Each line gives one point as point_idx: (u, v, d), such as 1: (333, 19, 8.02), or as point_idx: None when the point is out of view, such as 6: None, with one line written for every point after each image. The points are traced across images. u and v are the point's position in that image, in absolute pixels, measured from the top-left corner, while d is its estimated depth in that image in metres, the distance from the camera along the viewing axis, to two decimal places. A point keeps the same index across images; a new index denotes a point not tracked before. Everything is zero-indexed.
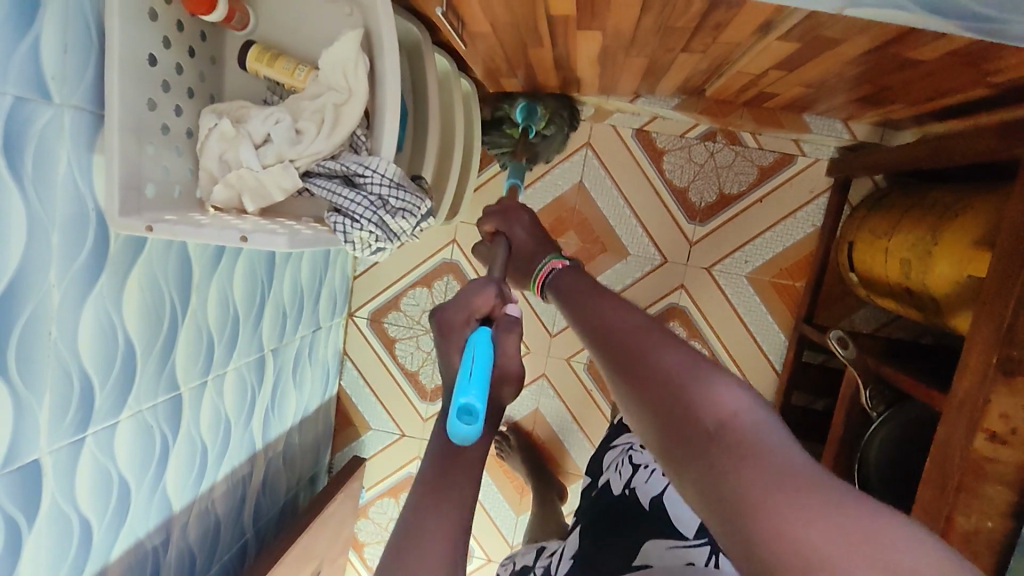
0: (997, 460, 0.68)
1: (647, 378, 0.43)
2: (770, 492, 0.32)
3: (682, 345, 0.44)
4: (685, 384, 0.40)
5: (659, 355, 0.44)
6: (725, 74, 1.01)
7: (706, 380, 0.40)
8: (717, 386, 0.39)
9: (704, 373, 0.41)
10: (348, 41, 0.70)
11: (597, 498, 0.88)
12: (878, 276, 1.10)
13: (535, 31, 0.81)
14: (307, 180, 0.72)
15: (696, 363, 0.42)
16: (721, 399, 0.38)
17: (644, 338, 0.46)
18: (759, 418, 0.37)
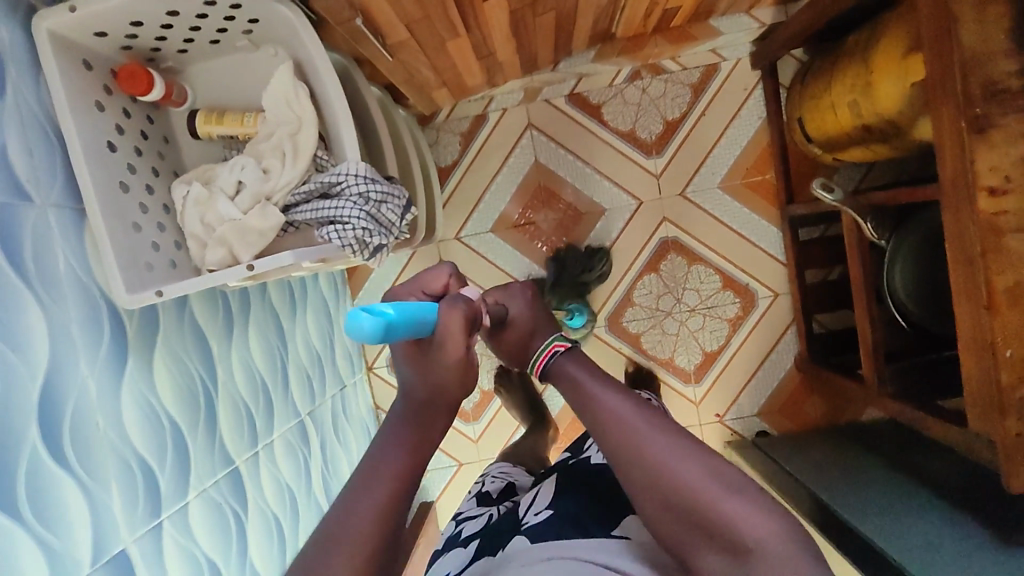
0: (1006, 212, 0.70)
1: (671, 494, 0.45)
2: None
3: (696, 449, 0.47)
4: (711, 504, 0.44)
5: (671, 460, 0.46)
6: (627, 5, 1.07)
7: (732, 500, 0.44)
8: (742, 514, 0.44)
9: (725, 492, 0.44)
10: (283, 73, 0.74)
11: (580, 466, 0.86)
12: (835, 132, 1.15)
13: (454, 23, 0.84)
14: (290, 213, 0.75)
15: (710, 479, 0.45)
16: (754, 532, 0.43)
17: (643, 436, 0.48)
18: (784, 540, 0.43)
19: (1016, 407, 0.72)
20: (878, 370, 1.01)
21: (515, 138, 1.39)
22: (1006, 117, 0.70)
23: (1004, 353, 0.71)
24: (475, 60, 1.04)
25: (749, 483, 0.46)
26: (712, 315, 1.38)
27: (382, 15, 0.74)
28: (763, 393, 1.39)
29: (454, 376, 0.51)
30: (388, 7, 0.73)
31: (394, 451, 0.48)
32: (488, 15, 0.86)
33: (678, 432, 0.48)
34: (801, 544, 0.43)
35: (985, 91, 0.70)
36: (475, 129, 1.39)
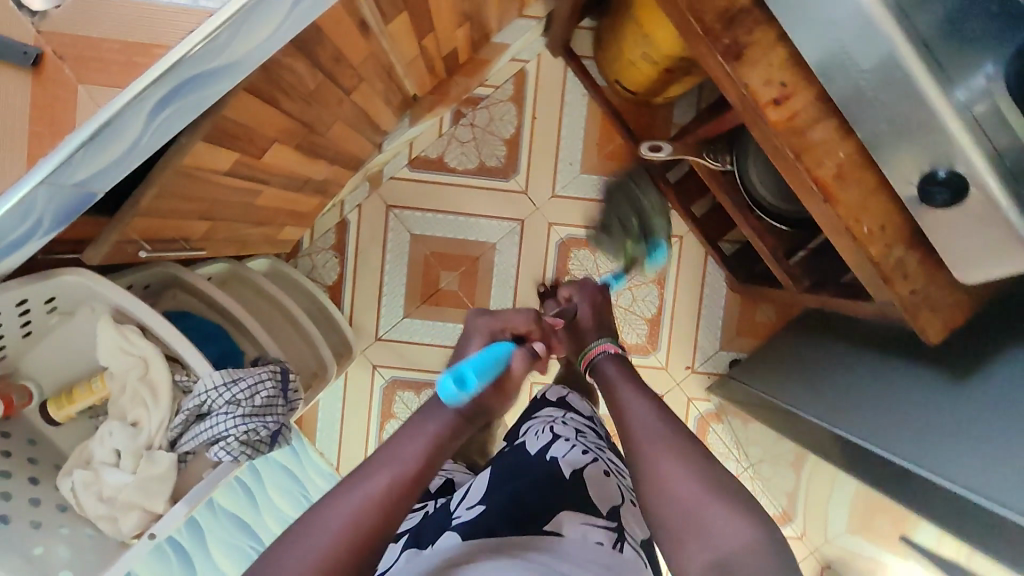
0: (796, 113, 0.73)
1: (677, 497, 0.54)
2: None
3: (701, 464, 0.55)
4: (699, 513, 0.52)
5: (672, 470, 0.55)
6: (406, 73, 1.08)
7: (711, 511, 0.52)
8: (721, 521, 0.51)
9: (712, 505, 0.52)
10: (102, 329, 0.72)
11: (512, 457, 0.82)
12: (649, 80, 1.18)
13: (244, 186, 0.84)
14: (179, 446, 0.74)
15: (701, 488, 0.54)
16: (728, 531, 0.51)
17: (660, 453, 0.56)
18: (766, 546, 0.50)
19: (897, 271, 0.75)
20: (789, 272, 1.03)
21: (383, 226, 1.39)
22: (752, 32, 0.72)
23: (863, 231, 0.74)
24: (293, 195, 1.04)
25: (742, 500, 0.53)
26: (637, 284, 1.41)
27: (165, 226, 0.73)
28: (716, 326, 1.42)
29: (505, 398, 0.59)
30: (166, 217, 0.72)
31: (416, 433, 0.53)
32: (274, 161, 0.86)
33: (686, 441, 0.57)
34: (775, 553, 0.50)
35: (722, 20, 0.72)
36: (343, 236, 1.39)
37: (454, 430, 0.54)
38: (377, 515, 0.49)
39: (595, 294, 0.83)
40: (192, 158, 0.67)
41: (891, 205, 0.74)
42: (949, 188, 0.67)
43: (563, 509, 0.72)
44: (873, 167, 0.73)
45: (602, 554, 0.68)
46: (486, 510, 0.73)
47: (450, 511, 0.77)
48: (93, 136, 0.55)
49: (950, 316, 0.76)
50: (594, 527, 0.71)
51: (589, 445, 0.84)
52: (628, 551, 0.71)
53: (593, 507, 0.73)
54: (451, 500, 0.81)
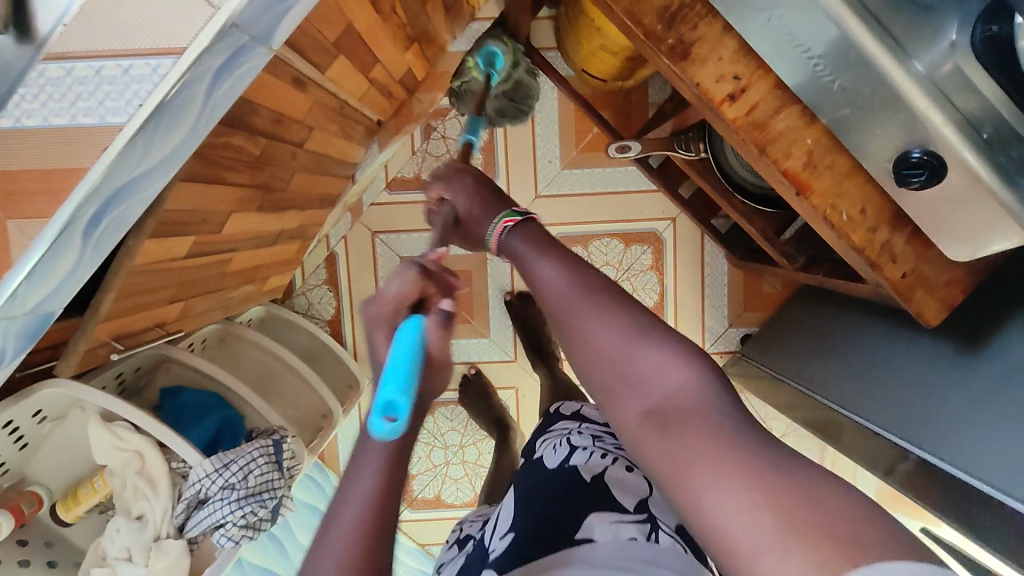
0: (755, 106, 0.67)
1: (603, 352, 0.46)
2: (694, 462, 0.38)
3: (632, 321, 0.47)
4: (631, 358, 0.45)
5: (598, 321, 0.47)
6: (362, 107, 1.04)
7: (644, 353, 0.45)
8: (653, 354, 0.44)
9: (646, 343, 0.45)
10: (93, 430, 0.73)
11: (531, 475, 0.70)
12: (614, 68, 1.12)
13: (211, 259, 0.83)
14: (187, 532, 0.75)
15: (634, 330, 0.46)
16: (667, 374, 0.43)
17: (631, 347, 0.45)
18: (694, 383, 0.43)
19: (885, 255, 0.70)
20: (783, 251, 0.99)
21: (371, 252, 1.39)
22: (697, 26, 0.66)
23: (842, 220, 0.69)
24: (268, 249, 1.03)
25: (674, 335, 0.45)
26: (635, 273, 1.37)
27: (131, 322, 0.73)
28: (722, 305, 1.37)
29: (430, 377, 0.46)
30: (132, 314, 0.72)
31: (367, 443, 0.42)
32: (236, 228, 0.85)
33: (636, 311, 0.47)
34: (726, 399, 0.42)
35: (663, 19, 0.65)
36: (333, 269, 1.39)
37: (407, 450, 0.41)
38: (377, 516, 0.40)
39: (473, 187, 0.66)
40: (143, 257, 0.67)
41: (871, 187, 0.69)
42: (927, 169, 0.62)
43: (591, 512, 0.60)
44: (846, 150, 0.68)
45: (641, 550, 0.55)
46: (519, 535, 0.62)
47: (486, 542, 0.66)
48: (31, 268, 0.55)
49: (948, 294, 0.72)
50: (626, 521, 0.59)
51: (607, 446, 0.71)
52: (666, 540, 0.58)
53: (622, 504, 0.62)
54: (485, 533, 0.69)
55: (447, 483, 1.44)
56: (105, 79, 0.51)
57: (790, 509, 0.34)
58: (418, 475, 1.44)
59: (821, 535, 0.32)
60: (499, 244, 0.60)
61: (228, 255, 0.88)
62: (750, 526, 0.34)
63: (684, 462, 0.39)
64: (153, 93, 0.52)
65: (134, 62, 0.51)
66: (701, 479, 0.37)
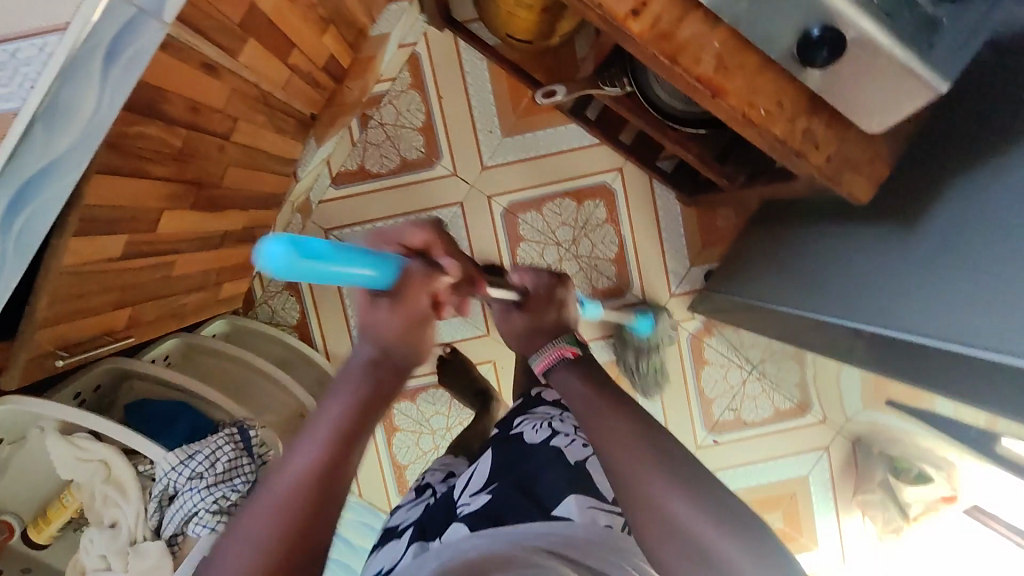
0: (657, 16, 0.68)
1: (685, 536, 0.43)
2: None
3: (706, 495, 0.45)
4: (717, 556, 0.42)
5: (680, 509, 0.44)
6: (288, 97, 1.04)
7: (726, 544, 0.43)
8: (738, 555, 0.42)
9: (727, 533, 0.43)
10: (53, 444, 0.72)
11: (510, 450, 0.70)
12: (534, 24, 1.13)
13: (150, 260, 0.82)
14: (164, 531, 0.72)
15: (713, 520, 0.44)
16: (752, 575, 0.42)
17: (718, 543, 0.43)
18: None
19: (808, 142, 0.71)
20: (723, 173, 1.00)
21: None
22: None
23: (760, 115, 0.70)
24: (215, 252, 1.02)
25: (754, 527, 0.44)
26: (592, 228, 1.38)
27: (76, 328, 0.72)
28: (682, 246, 1.39)
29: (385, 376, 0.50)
30: (73, 319, 0.71)
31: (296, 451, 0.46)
32: (172, 227, 0.84)
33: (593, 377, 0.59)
34: None
35: None
36: None
37: (338, 453, 0.46)
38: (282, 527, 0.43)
39: (537, 271, 0.73)
40: (72, 256, 0.65)
41: (781, 78, 0.70)
42: (828, 45, 0.63)
43: (570, 494, 0.61)
44: (752, 46, 0.69)
45: (617, 537, 0.55)
46: (490, 501, 0.63)
47: (454, 498, 0.68)
48: None
49: (874, 172, 0.74)
50: (605, 509, 0.59)
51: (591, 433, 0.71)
52: None
53: (602, 494, 0.62)
54: (455, 490, 0.70)
55: None
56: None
57: None
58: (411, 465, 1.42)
59: None
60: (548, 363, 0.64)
61: (171, 257, 0.87)
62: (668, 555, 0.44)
63: None
64: (44, 70, 0.52)
65: (18, 45, 0.52)
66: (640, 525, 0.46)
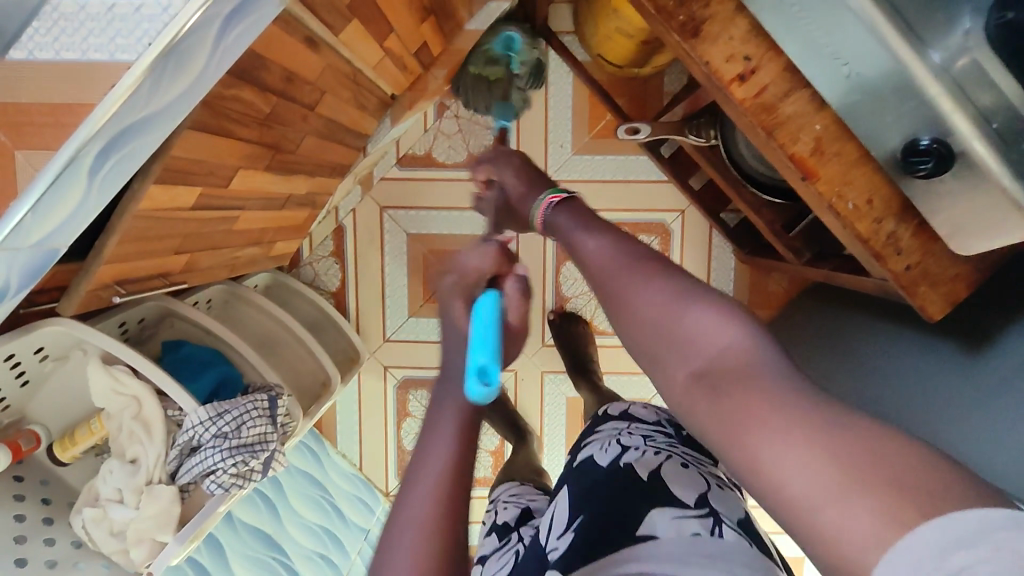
0: (764, 88, 0.67)
1: (649, 316, 0.44)
2: (756, 423, 0.36)
3: (675, 278, 0.46)
4: (676, 318, 0.43)
5: (649, 298, 0.45)
6: (375, 77, 1.05)
7: (691, 312, 0.43)
8: (701, 317, 0.42)
9: (690, 304, 0.43)
10: (94, 372, 0.75)
11: (580, 476, 0.71)
12: (630, 53, 1.11)
13: (215, 214, 0.84)
14: (179, 479, 0.76)
15: (677, 294, 0.44)
16: (720, 335, 0.41)
17: (681, 311, 0.43)
18: (755, 345, 0.40)
19: (890, 246, 0.69)
20: (790, 246, 0.98)
21: (378, 227, 1.39)
22: (710, 5, 0.65)
23: (847, 209, 0.68)
24: (275, 214, 1.04)
25: (721, 296, 0.43)
26: None
27: (134, 268, 0.74)
28: None
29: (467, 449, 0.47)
30: (136, 259, 0.73)
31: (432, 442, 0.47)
32: (243, 186, 0.85)
33: (680, 277, 0.46)
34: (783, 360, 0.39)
35: None
36: (340, 241, 1.40)
37: (462, 455, 0.47)
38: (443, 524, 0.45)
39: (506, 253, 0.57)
40: (147, 203, 0.67)
41: (878, 178, 0.67)
42: (934, 158, 0.61)
43: (653, 508, 0.61)
44: (856, 138, 0.67)
45: (705, 542, 0.56)
46: (578, 534, 0.62)
47: (542, 544, 0.67)
48: (37, 202, 0.55)
49: (952, 290, 0.71)
50: (687, 516, 0.60)
51: (658, 444, 0.73)
52: (730, 534, 0.58)
53: (679, 499, 0.62)
54: (539, 532, 0.70)
55: None
56: (117, 16, 0.53)
57: (865, 465, 0.32)
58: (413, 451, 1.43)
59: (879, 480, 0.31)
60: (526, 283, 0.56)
61: (234, 213, 0.89)
62: (800, 466, 0.33)
63: (743, 427, 0.37)
64: (162, 33, 0.52)
65: (145, 2, 0.53)
66: (764, 436, 0.36)
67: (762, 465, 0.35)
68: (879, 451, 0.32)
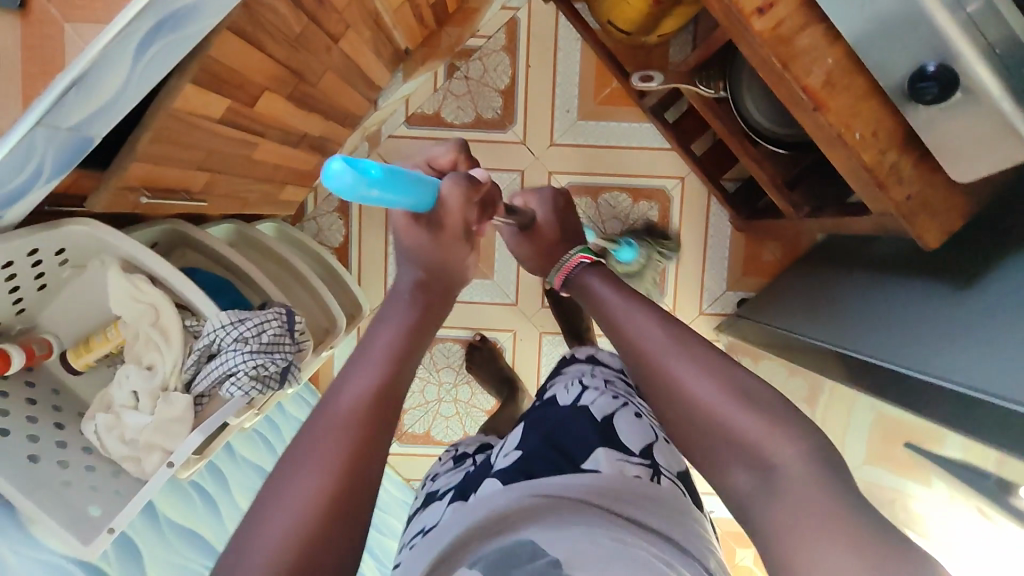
0: (782, 19, 0.70)
1: (692, 403, 0.44)
2: (807, 534, 0.36)
3: (715, 362, 0.45)
4: (718, 413, 0.43)
5: (691, 378, 0.45)
6: (394, 22, 1.07)
7: (739, 411, 0.42)
8: (740, 411, 0.42)
9: (735, 393, 0.43)
10: (113, 279, 0.75)
11: (542, 411, 0.75)
12: (641, 15, 1.15)
13: (239, 134, 0.85)
14: (195, 387, 0.77)
15: (721, 383, 0.44)
16: (763, 439, 0.41)
17: (721, 403, 0.43)
18: (803, 451, 0.40)
19: (892, 176, 0.73)
20: (790, 198, 1.02)
21: None
22: None
23: (854, 138, 0.72)
24: (290, 151, 1.05)
25: (765, 390, 0.43)
26: (641, 229, 1.40)
27: (160, 174, 0.75)
28: (723, 267, 1.41)
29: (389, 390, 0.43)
30: (163, 164, 0.74)
31: (335, 405, 0.42)
32: (266, 109, 0.87)
33: (725, 360, 0.46)
34: (834, 472, 0.39)
35: None
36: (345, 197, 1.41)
37: (374, 420, 0.42)
38: (332, 497, 0.39)
39: (555, 199, 0.68)
40: (183, 102, 0.69)
41: (883, 109, 0.72)
42: (939, 82, 0.65)
43: (599, 447, 0.66)
44: (864, 71, 0.71)
45: (642, 485, 0.61)
46: (525, 455, 0.66)
47: (490, 462, 0.70)
48: (82, 75, 0.57)
49: (947, 221, 0.76)
50: (629, 460, 0.65)
51: (618, 390, 0.77)
52: (666, 482, 0.64)
53: (626, 445, 0.67)
54: (491, 454, 0.73)
55: (438, 419, 1.45)
56: None
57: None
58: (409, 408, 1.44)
59: None
60: (566, 278, 0.62)
61: (255, 139, 0.90)
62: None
63: (795, 539, 0.37)
64: None
65: None
66: (813, 543, 0.36)
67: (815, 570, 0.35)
68: (913, 558, 0.34)
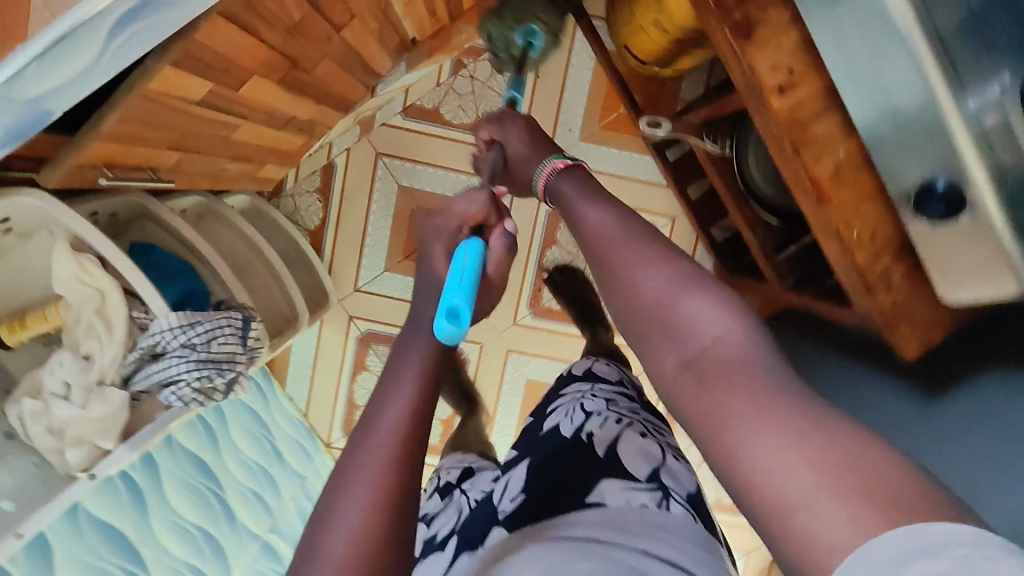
0: (799, 103, 0.69)
1: (648, 299, 0.50)
2: (735, 416, 0.40)
3: (672, 261, 0.52)
4: (673, 307, 0.48)
5: (651, 280, 0.51)
6: (404, 15, 1.01)
7: (688, 300, 0.48)
8: (695, 302, 0.48)
9: (690, 293, 0.48)
10: (60, 257, 0.70)
11: (545, 445, 0.74)
12: (660, 50, 1.11)
13: (219, 117, 0.79)
14: (133, 385, 0.73)
15: (673, 282, 0.50)
16: (703, 325, 0.46)
17: (682, 300, 0.48)
18: (741, 337, 0.45)
19: (881, 279, 0.73)
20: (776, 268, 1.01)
21: (370, 172, 1.35)
22: (766, 9, 0.67)
23: (851, 236, 0.71)
24: (275, 133, 0.99)
25: (713, 284, 0.49)
26: None
27: (125, 152, 0.70)
28: None
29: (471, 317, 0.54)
30: (130, 142, 0.69)
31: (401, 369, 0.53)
32: (252, 94, 0.81)
33: (682, 263, 0.51)
34: (768, 353, 0.44)
35: None
36: (327, 179, 1.35)
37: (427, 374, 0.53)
38: (402, 433, 0.50)
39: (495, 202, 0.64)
40: (159, 84, 0.63)
41: (883, 210, 0.71)
42: (945, 202, 0.64)
43: (605, 478, 0.65)
44: (872, 170, 0.70)
45: (651, 515, 0.61)
46: (529, 499, 0.67)
47: (494, 503, 0.70)
48: (45, 50, 0.51)
49: (926, 331, 0.75)
50: (637, 489, 0.64)
51: (619, 410, 0.77)
52: (676, 508, 0.63)
53: (632, 473, 0.66)
54: (492, 493, 0.73)
55: None
56: None
57: (854, 467, 0.35)
58: (362, 404, 1.40)
59: (860, 486, 0.34)
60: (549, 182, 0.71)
61: (237, 121, 0.84)
62: (776, 462, 0.37)
63: (721, 421, 0.41)
64: None
65: None
66: (744, 430, 0.40)
67: (735, 449, 0.39)
68: (860, 456, 0.36)
